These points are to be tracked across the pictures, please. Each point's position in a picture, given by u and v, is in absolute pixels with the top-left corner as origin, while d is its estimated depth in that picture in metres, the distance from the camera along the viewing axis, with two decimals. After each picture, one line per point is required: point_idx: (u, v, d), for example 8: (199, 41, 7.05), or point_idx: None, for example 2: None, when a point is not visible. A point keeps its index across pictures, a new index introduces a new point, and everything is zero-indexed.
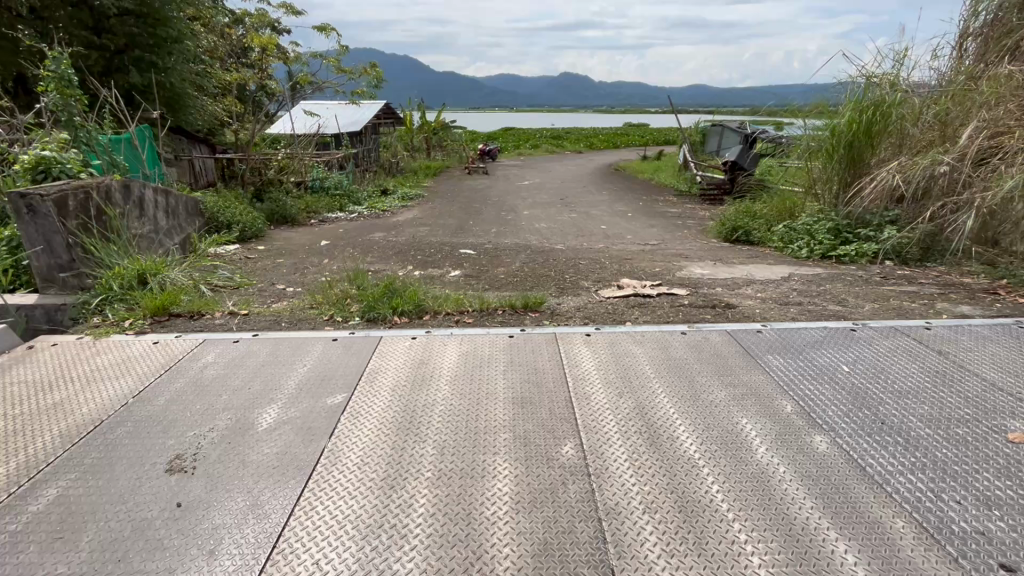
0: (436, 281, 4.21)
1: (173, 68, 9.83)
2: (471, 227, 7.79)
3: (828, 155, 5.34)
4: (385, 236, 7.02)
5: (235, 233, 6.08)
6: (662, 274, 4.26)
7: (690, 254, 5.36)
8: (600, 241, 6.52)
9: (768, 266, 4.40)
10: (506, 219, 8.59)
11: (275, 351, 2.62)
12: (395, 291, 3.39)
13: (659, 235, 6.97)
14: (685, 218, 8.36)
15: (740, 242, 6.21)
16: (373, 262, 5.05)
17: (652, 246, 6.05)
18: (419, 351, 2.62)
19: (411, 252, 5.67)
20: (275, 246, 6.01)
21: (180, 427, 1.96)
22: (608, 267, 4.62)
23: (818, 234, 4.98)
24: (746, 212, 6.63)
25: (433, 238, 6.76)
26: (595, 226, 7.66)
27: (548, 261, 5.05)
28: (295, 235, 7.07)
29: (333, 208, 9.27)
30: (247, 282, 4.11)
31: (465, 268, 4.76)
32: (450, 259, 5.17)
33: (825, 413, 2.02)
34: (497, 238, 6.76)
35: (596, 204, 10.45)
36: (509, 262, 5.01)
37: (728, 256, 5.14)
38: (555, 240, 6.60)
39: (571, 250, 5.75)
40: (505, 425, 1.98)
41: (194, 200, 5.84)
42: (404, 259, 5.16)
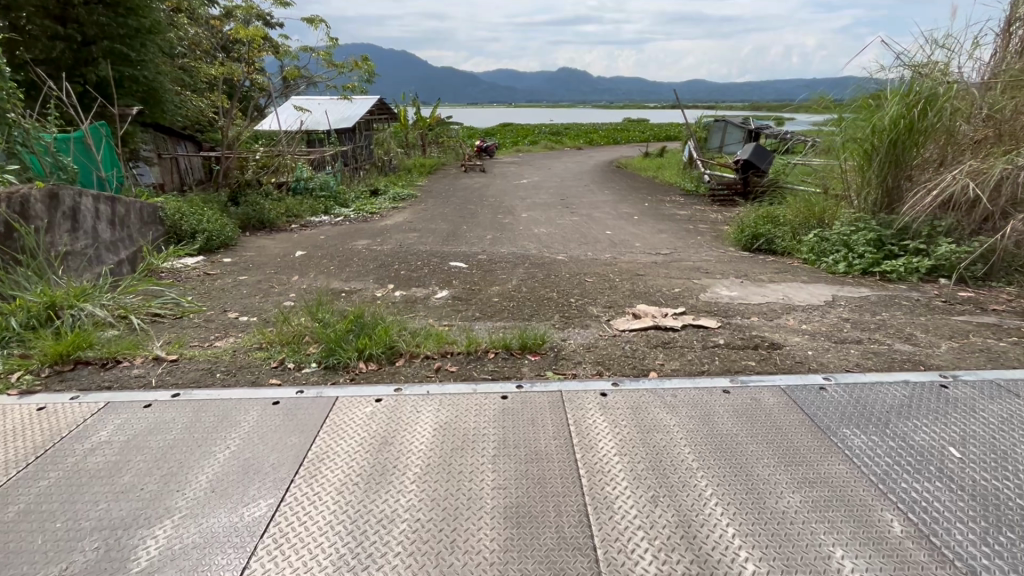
0: (419, 306, 3.59)
1: (148, 61, 9.09)
2: (465, 233, 7.17)
3: (866, 156, 4.70)
4: (370, 244, 6.40)
5: (199, 243, 5.45)
6: (683, 296, 3.65)
7: (710, 269, 4.74)
8: (606, 250, 5.90)
9: (805, 287, 3.79)
10: (502, 224, 7.98)
11: (193, 422, 1.99)
12: (365, 327, 2.78)
13: (669, 242, 6.35)
14: (694, 222, 7.75)
15: (761, 252, 5.61)
16: (350, 279, 4.43)
17: (665, 258, 5.43)
18: (382, 422, 2.00)
19: (395, 265, 5.05)
20: (245, 258, 5.39)
21: (15, 571, 1.34)
22: (619, 286, 4.02)
23: (857, 246, 4.38)
24: (767, 217, 6.02)
25: (422, 247, 6.16)
26: (599, 231, 7.05)
27: (548, 276, 4.43)
28: (271, 243, 6.45)
29: (318, 211, 8.65)
30: (194, 309, 3.49)
31: (455, 287, 4.16)
32: (438, 275, 4.56)
33: (953, 540, 1.41)
34: (493, 247, 6.15)
35: (598, 205, 9.84)
36: (504, 279, 4.40)
37: (753, 271, 4.53)
38: (556, 249, 5.97)
39: (574, 262, 5.14)
40: (493, 562, 1.37)
41: (151, 207, 5.20)
42: (385, 276, 4.54)
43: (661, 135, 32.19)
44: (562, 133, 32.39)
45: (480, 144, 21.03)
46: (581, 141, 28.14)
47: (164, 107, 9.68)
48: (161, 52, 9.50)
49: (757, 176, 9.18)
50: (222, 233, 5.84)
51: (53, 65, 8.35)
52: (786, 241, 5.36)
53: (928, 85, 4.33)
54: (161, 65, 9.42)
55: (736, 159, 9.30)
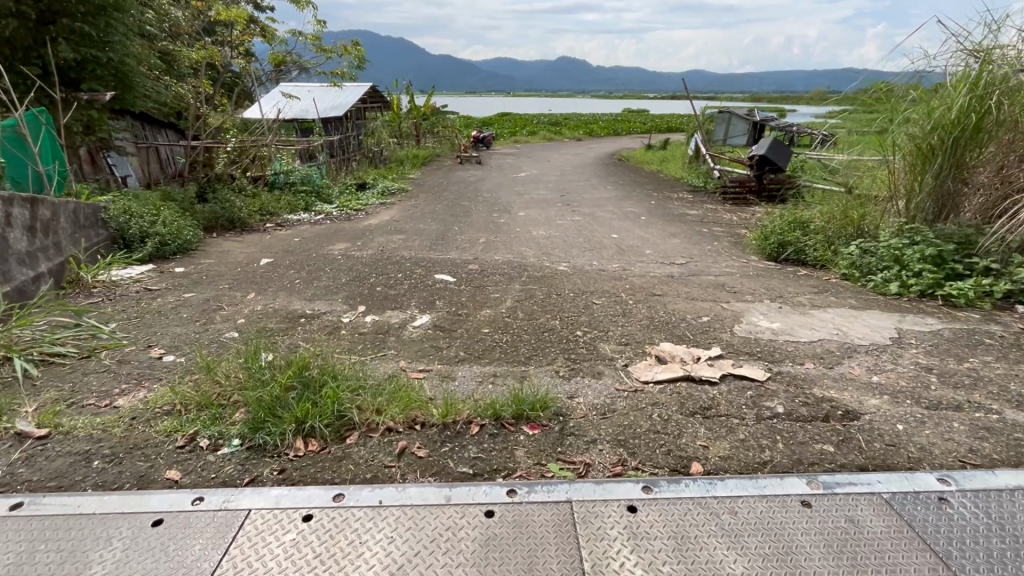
0: (391, 340, 2.93)
1: (114, 42, 8.20)
2: (456, 235, 6.49)
3: (920, 157, 4.03)
4: (349, 249, 5.72)
5: (148, 250, 4.75)
6: (712, 329, 2.99)
7: (737, 286, 4.07)
8: (614, 258, 5.22)
9: (858, 317, 3.15)
10: (497, 224, 7.30)
11: (19, 566, 1.33)
12: (310, 385, 2.11)
13: (683, 249, 5.68)
14: (706, 224, 7.08)
15: (789, 263, 4.98)
16: (316, 298, 3.76)
17: (682, 270, 4.76)
18: (309, 559, 1.36)
19: (371, 277, 4.37)
20: (201, 267, 4.70)
21: None
22: (634, 311, 3.36)
23: (912, 263, 3.74)
24: (793, 223, 5.37)
25: (407, 253, 5.48)
26: (604, 235, 6.37)
27: (548, 296, 3.77)
28: (238, 247, 5.76)
29: (297, 208, 7.94)
30: (113, 343, 2.82)
31: (438, 310, 3.50)
32: (421, 292, 3.90)
33: None
34: (486, 254, 5.48)
35: (601, 203, 9.16)
36: (498, 298, 3.74)
37: (788, 290, 3.88)
38: (557, 257, 5.29)
39: (579, 275, 4.48)
40: None
41: (89, 209, 4.48)
42: (357, 293, 3.87)
43: (662, 126, 31.46)
44: (562, 124, 31.55)
45: (476, 134, 20.28)
46: (580, 132, 27.35)
47: (133, 93, 8.87)
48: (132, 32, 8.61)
49: (773, 173, 8.50)
50: (178, 238, 5.15)
51: (4, 45, 7.51)
52: (819, 252, 4.73)
53: (1003, 71, 3.65)
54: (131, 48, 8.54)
55: (751, 155, 8.57)
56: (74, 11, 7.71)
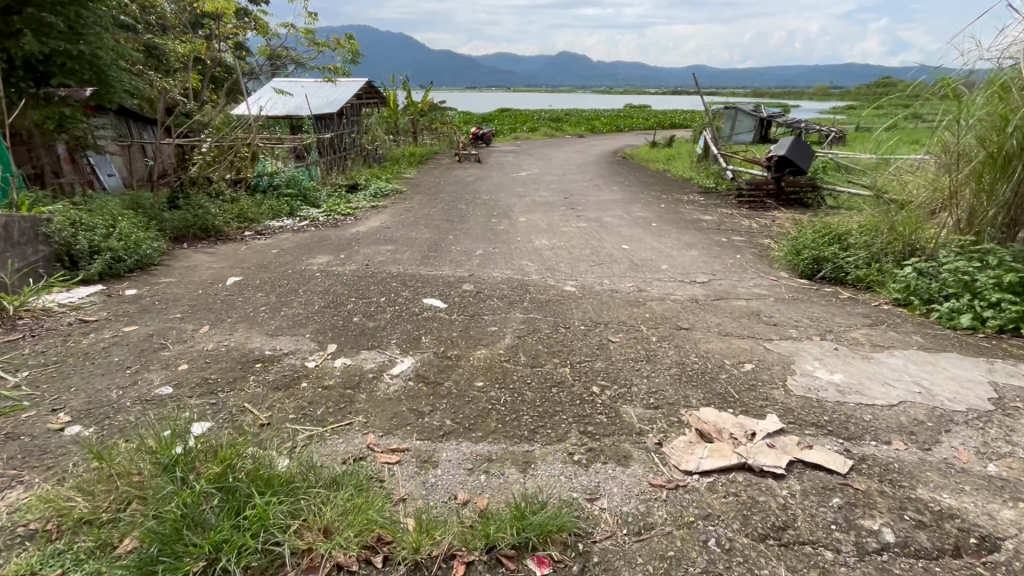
0: (360, 399, 2.34)
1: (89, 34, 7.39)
2: (450, 245, 5.91)
3: (992, 165, 3.65)
4: (332, 263, 5.15)
5: (96, 269, 4.19)
6: (758, 384, 2.40)
7: (775, 315, 3.49)
8: (627, 275, 4.65)
9: (935, 366, 2.57)
10: (496, 232, 6.72)
11: None
12: (233, 493, 1.53)
13: (703, 264, 5.09)
14: (724, 232, 6.51)
15: (826, 281, 4.43)
16: (280, 333, 3.18)
17: (707, 292, 4.18)
18: None
19: (350, 302, 3.80)
20: (158, 288, 4.12)
21: None
22: (660, 354, 2.77)
23: (986, 291, 3.25)
24: (828, 233, 4.79)
25: (395, 269, 4.91)
26: (613, 246, 5.79)
27: (554, 329, 3.19)
28: (209, 261, 5.19)
29: (280, 213, 7.36)
30: (16, 405, 2.24)
31: (424, 351, 2.91)
32: (405, 324, 3.32)
33: None
34: (483, 269, 4.91)
35: (607, 206, 8.58)
36: (496, 333, 3.15)
37: (836, 322, 3.30)
38: (562, 273, 4.72)
39: (590, 299, 3.90)
40: None
41: (23, 223, 3.87)
42: (330, 325, 3.29)
43: (665, 122, 30.78)
44: (563, 120, 30.94)
45: (475, 131, 19.66)
46: (581, 128, 26.70)
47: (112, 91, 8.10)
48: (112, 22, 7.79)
49: (795, 175, 7.96)
50: (134, 253, 4.58)
51: None
52: (862, 270, 4.18)
53: None
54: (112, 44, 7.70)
55: (769, 155, 8.06)
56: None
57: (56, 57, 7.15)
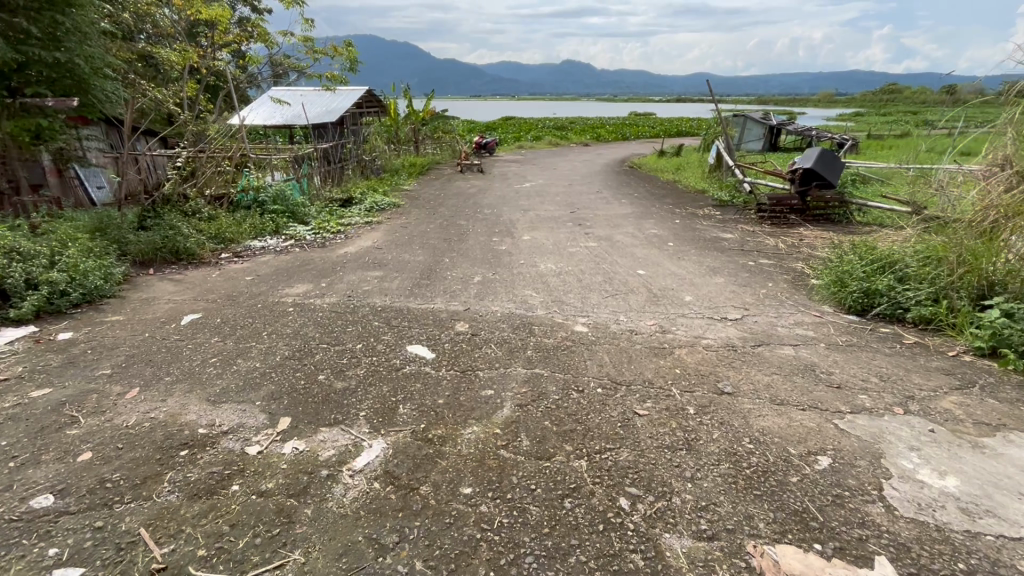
0: (304, 519, 1.72)
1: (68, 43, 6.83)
2: (445, 271, 5.32)
3: None
4: (310, 294, 4.55)
5: (29, 307, 3.61)
6: (846, 495, 1.76)
7: (836, 371, 2.85)
8: (647, 311, 4.02)
9: None
10: (497, 253, 6.13)
11: None
12: None
13: (733, 295, 4.45)
14: (749, 254, 5.87)
15: (881, 319, 3.79)
16: (224, 399, 2.55)
17: (745, 334, 3.53)
18: None
19: (321, 350, 3.18)
20: (99, 329, 3.52)
21: None
22: (704, 440, 2.14)
23: None
24: (878, 261, 4.16)
25: (380, 302, 4.31)
26: (627, 272, 5.16)
27: (564, 395, 2.56)
28: (173, 291, 4.61)
29: (263, 232, 6.79)
30: None
31: (400, 429, 2.28)
32: (381, 386, 2.69)
33: None
34: (480, 301, 4.29)
35: (618, 222, 7.97)
36: (492, 401, 2.52)
37: (916, 383, 2.65)
38: (572, 307, 4.11)
39: (608, 347, 3.26)
40: None
41: None
42: (289, 386, 2.67)
43: (670, 130, 30.19)
44: (569, 129, 30.46)
45: (478, 140, 19.14)
46: (586, 137, 26.14)
47: (92, 101, 7.55)
48: (94, 29, 7.25)
49: (823, 189, 7.35)
50: (81, 285, 4.02)
51: None
52: (928, 309, 3.56)
53: None
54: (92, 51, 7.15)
55: (793, 168, 7.49)
56: (15, 5, 6.30)
57: (28, 65, 6.61)
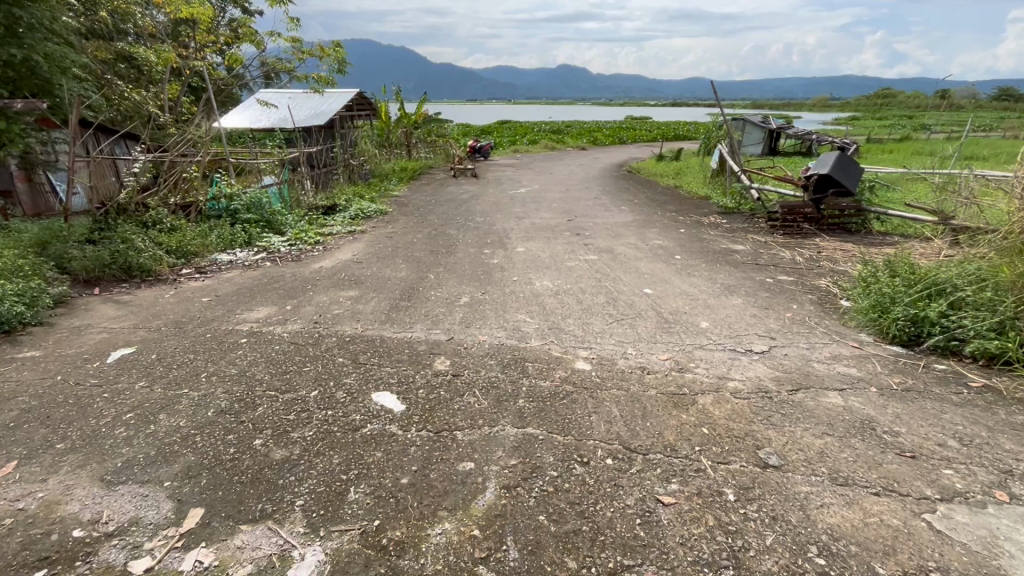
0: None
1: (19, 37, 6.23)
2: (429, 289, 4.76)
3: None
4: (271, 319, 3.97)
5: None
6: None
7: (901, 430, 2.29)
8: (659, 343, 3.46)
9: None
10: (488, 267, 5.58)
11: None
12: None
13: (755, 321, 3.89)
14: (765, 270, 5.34)
15: (934, 351, 3.26)
16: (124, 478, 1.97)
17: (777, 374, 2.97)
18: None
19: (266, 400, 2.60)
20: (5, 370, 2.94)
21: None
22: (756, 553, 1.58)
23: None
24: (924, 282, 3.62)
25: (351, 330, 3.73)
26: (631, 291, 4.61)
27: (565, 471, 2.00)
28: (114, 315, 4.02)
29: (233, 244, 6.21)
30: None
31: (347, 529, 1.72)
32: (332, 457, 2.12)
33: None
34: (466, 329, 3.73)
35: (618, 232, 7.45)
36: (472, 479, 1.96)
37: (1007, 451, 2.11)
38: (572, 337, 3.55)
39: (616, 394, 2.71)
40: None
41: None
42: (213, 458, 2.08)
43: (667, 133, 29.77)
44: (565, 133, 30.02)
45: (472, 143, 18.61)
46: (582, 141, 25.71)
47: (51, 102, 6.95)
48: (51, 22, 6.65)
49: (840, 196, 6.83)
50: None
51: None
52: (995, 343, 3.01)
53: None
54: (51, 47, 6.57)
55: (807, 173, 6.98)
56: None
57: None
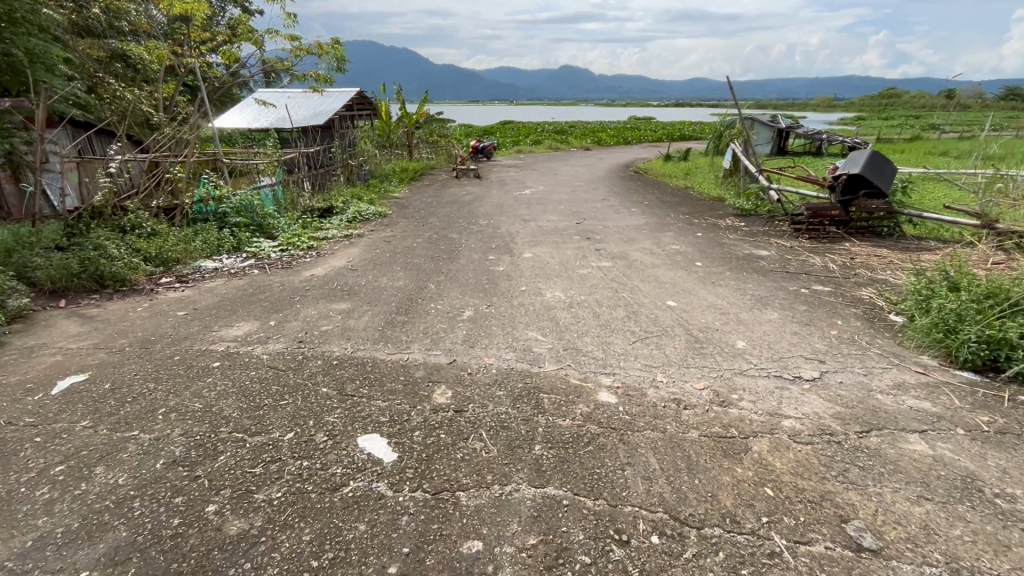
0: None
1: None
2: (429, 301, 4.31)
3: None
4: (251, 337, 3.52)
5: None
6: None
7: (1016, 493, 1.85)
8: (692, 368, 3.00)
9: None
10: (494, 275, 5.13)
11: None
12: None
13: (797, 340, 3.42)
14: (796, 278, 4.88)
15: (1016, 381, 2.80)
16: (30, 565, 1.53)
17: (839, 410, 2.51)
18: None
19: (228, 448, 2.14)
20: None
21: None
22: None
23: None
24: (996, 299, 3.16)
25: (338, 351, 3.28)
26: (653, 303, 4.15)
27: (599, 556, 1.56)
28: (76, 331, 3.59)
29: (219, 250, 5.78)
30: None
31: None
32: (302, 531, 1.67)
33: None
34: (470, 350, 3.28)
35: (631, 236, 6.99)
36: (480, 570, 1.54)
37: None
38: (591, 361, 3.10)
39: (651, 437, 2.25)
40: None
41: None
42: (148, 536, 1.64)
43: (673, 134, 29.32)
44: (569, 134, 29.59)
45: (475, 143, 18.15)
46: (586, 141, 25.27)
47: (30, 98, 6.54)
48: (27, 12, 6.23)
49: (871, 198, 6.36)
50: None
51: None
52: None
53: None
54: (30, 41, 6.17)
55: (836, 173, 6.45)
56: None
57: None
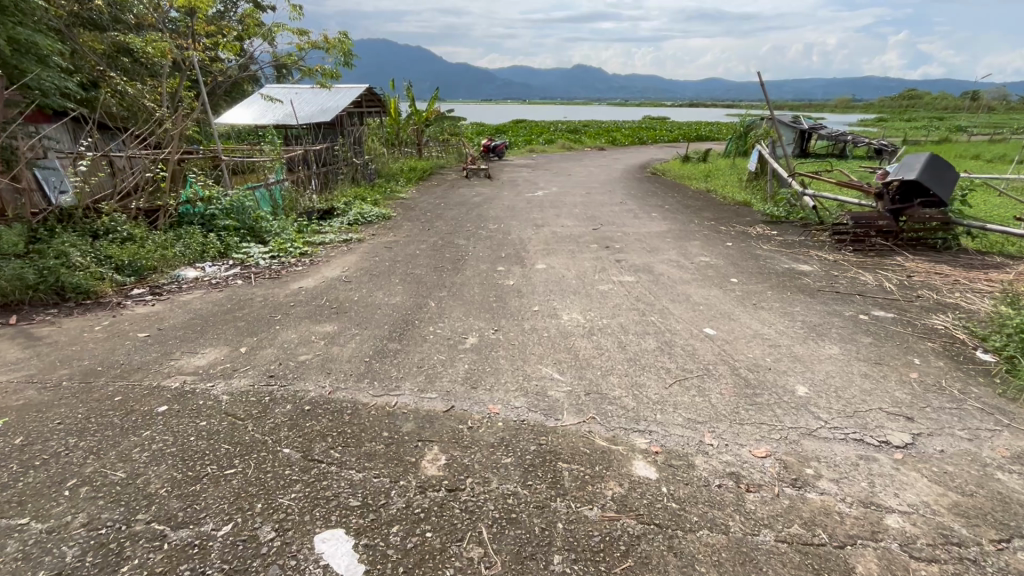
0: None
1: None
2: (426, 323, 3.73)
3: None
4: (215, 370, 2.97)
5: None
6: None
7: None
8: (748, 427, 2.38)
9: None
10: (503, 290, 4.55)
11: None
12: None
13: (872, 387, 2.79)
14: (850, 300, 4.24)
15: None
16: None
17: (955, 500, 1.91)
18: None
19: (138, 554, 1.58)
20: None
21: None
22: None
23: None
24: None
25: (311, 390, 2.71)
26: (689, 331, 3.54)
27: None
28: (13, 358, 3.08)
29: (202, 257, 5.27)
30: None
31: None
32: None
33: None
34: (471, 392, 2.69)
35: (655, 245, 6.36)
36: None
37: None
38: (619, 412, 2.50)
39: (711, 546, 1.66)
40: None
41: None
42: None
43: (690, 134, 28.47)
44: (582, 133, 28.90)
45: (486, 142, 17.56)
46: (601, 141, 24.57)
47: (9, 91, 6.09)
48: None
49: (927, 206, 5.69)
50: None
51: None
52: None
53: None
54: (13, 29, 5.71)
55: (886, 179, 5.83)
56: None
57: None
